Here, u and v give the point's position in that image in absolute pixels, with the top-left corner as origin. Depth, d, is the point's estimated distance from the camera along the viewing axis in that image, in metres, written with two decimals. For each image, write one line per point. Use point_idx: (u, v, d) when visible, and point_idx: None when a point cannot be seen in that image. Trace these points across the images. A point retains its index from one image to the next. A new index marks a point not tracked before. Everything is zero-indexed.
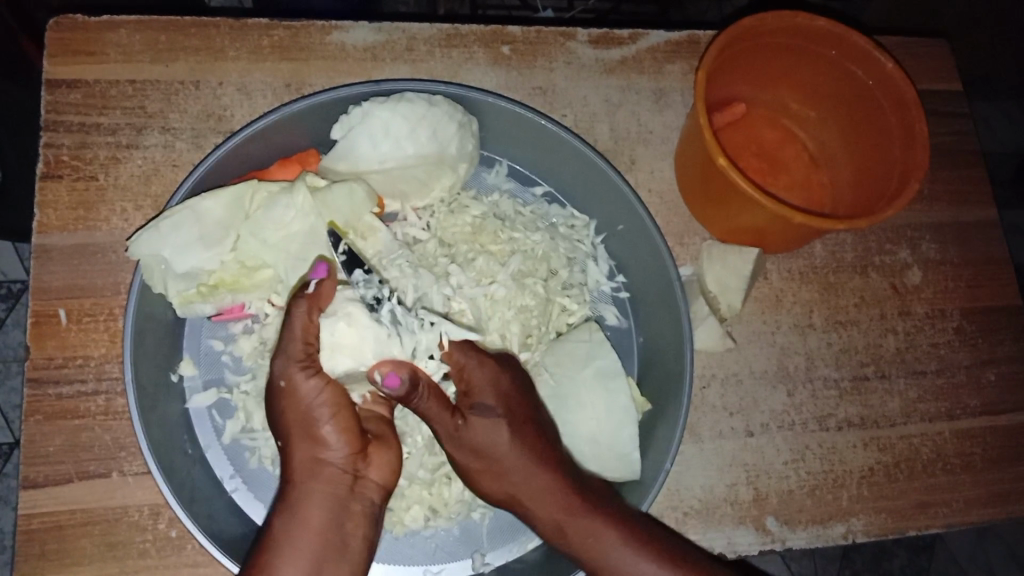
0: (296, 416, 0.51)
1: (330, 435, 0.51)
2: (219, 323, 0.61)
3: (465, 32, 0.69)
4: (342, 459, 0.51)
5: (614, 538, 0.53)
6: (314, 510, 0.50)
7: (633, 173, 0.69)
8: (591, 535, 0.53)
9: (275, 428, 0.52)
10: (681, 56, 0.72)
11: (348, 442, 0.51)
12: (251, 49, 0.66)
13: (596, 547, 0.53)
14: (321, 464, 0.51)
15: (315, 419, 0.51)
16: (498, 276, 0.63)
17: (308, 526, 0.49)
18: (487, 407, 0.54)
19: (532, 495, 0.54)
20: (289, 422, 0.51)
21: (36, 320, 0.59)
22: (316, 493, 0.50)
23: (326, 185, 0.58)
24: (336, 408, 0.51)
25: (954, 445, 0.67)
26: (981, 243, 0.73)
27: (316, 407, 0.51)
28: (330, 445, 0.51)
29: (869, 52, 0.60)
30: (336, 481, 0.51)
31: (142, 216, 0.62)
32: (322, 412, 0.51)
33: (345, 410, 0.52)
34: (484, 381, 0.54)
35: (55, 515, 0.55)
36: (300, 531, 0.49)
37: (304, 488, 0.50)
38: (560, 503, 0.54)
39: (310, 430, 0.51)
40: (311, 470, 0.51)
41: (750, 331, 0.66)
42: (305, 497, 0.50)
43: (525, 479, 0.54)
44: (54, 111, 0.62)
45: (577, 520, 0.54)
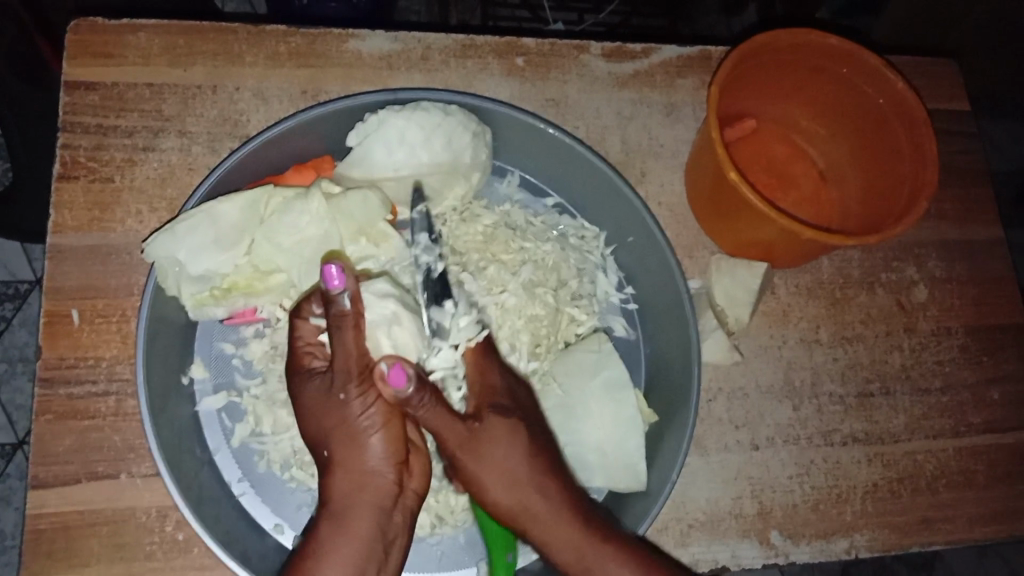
0: (348, 428, 0.52)
1: (376, 445, 0.52)
2: (230, 327, 0.61)
3: (480, 43, 0.70)
4: (387, 469, 0.52)
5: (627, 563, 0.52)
6: (362, 519, 0.51)
7: (643, 186, 0.69)
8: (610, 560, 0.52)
9: (322, 436, 0.53)
10: (693, 71, 0.72)
11: (394, 453, 0.53)
12: (268, 55, 0.67)
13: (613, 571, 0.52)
14: (367, 474, 0.52)
15: (364, 431, 0.52)
16: (508, 286, 0.64)
17: (356, 536, 0.51)
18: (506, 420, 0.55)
19: (546, 513, 0.54)
20: (338, 431, 0.52)
21: (49, 320, 0.59)
22: (363, 503, 0.52)
23: (340, 193, 0.59)
24: (386, 419, 0.52)
25: (958, 462, 0.67)
26: (987, 261, 0.73)
27: (365, 418, 0.52)
28: (378, 455, 0.52)
29: (881, 71, 0.60)
30: (381, 492, 0.52)
31: (157, 219, 0.62)
32: (373, 422, 0.52)
33: (395, 421, 0.53)
34: (499, 387, 0.56)
35: (63, 515, 0.56)
36: (347, 539, 0.50)
37: (352, 497, 0.52)
38: (576, 525, 0.53)
39: (359, 441, 0.52)
40: (358, 479, 0.52)
41: (757, 345, 0.66)
42: (353, 507, 0.51)
43: (541, 493, 0.54)
44: (71, 112, 0.63)
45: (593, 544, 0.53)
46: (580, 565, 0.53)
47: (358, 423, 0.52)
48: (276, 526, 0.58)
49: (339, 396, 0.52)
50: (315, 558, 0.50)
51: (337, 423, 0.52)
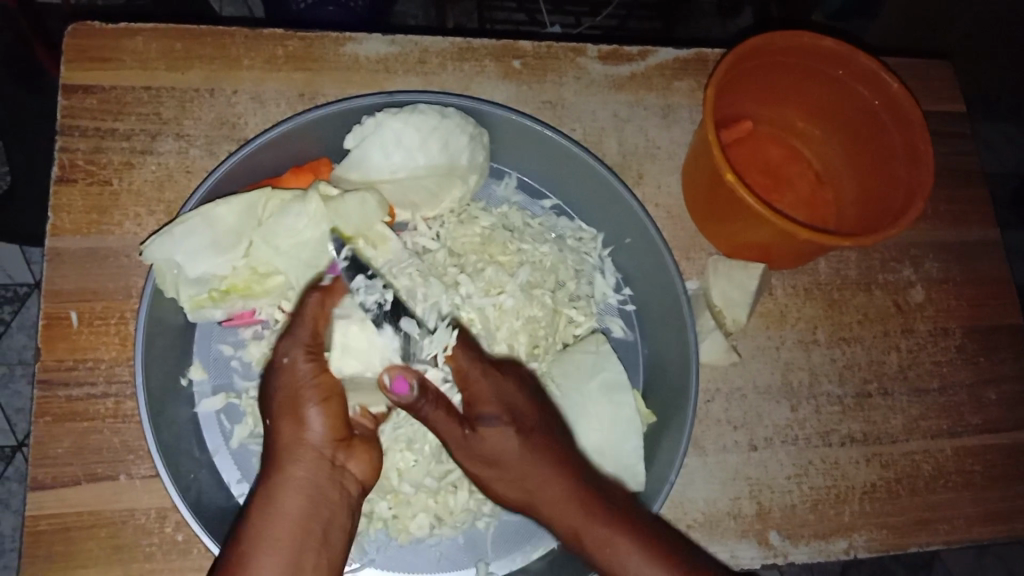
0: (287, 397, 0.49)
1: (314, 418, 0.49)
2: (229, 328, 0.61)
3: (477, 46, 0.70)
4: (322, 445, 0.49)
5: (632, 548, 0.50)
6: (292, 497, 0.47)
7: (641, 188, 0.69)
8: (608, 544, 0.50)
9: (267, 406, 0.51)
10: (690, 74, 0.73)
11: (333, 429, 0.49)
12: (265, 59, 0.67)
13: (615, 552, 0.50)
14: (303, 447, 0.48)
15: (304, 402, 0.49)
16: (506, 287, 0.64)
17: (285, 513, 0.46)
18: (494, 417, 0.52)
19: (546, 499, 0.52)
20: (281, 398, 0.50)
21: (47, 322, 0.59)
22: (295, 479, 0.47)
23: (338, 195, 0.59)
24: (325, 396, 0.50)
25: (956, 462, 0.67)
26: (984, 262, 0.73)
27: (306, 387, 0.50)
28: (315, 429, 0.49)
29: (877, 72, 0.60)
30: (314, 468, 0.48)
31: (155, 222, 0.62)
32: (312, 395, 0.49)
33: (336, 398, 0.51)
34: (484, 389, 0.54)
35: (62, 517, 0.55)
36: (277, 517, 0.46)
37: (284, 473, 0.48)
38: (578, 509, 0.51)
39: (298, 409, 0.49)
40: (291, 452, 0.48)
41: (755, 346, 0.66)
42: (284, 482, 0.47)
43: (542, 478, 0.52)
44: (69, 116, 0.63)
45: (597, 530, 0.51)
46: (592, 551, 0.51)
47: (299, 392, 0.49)
48: None
49: (281, 359, 0.51)
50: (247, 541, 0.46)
51: (278, 389, 0.50)
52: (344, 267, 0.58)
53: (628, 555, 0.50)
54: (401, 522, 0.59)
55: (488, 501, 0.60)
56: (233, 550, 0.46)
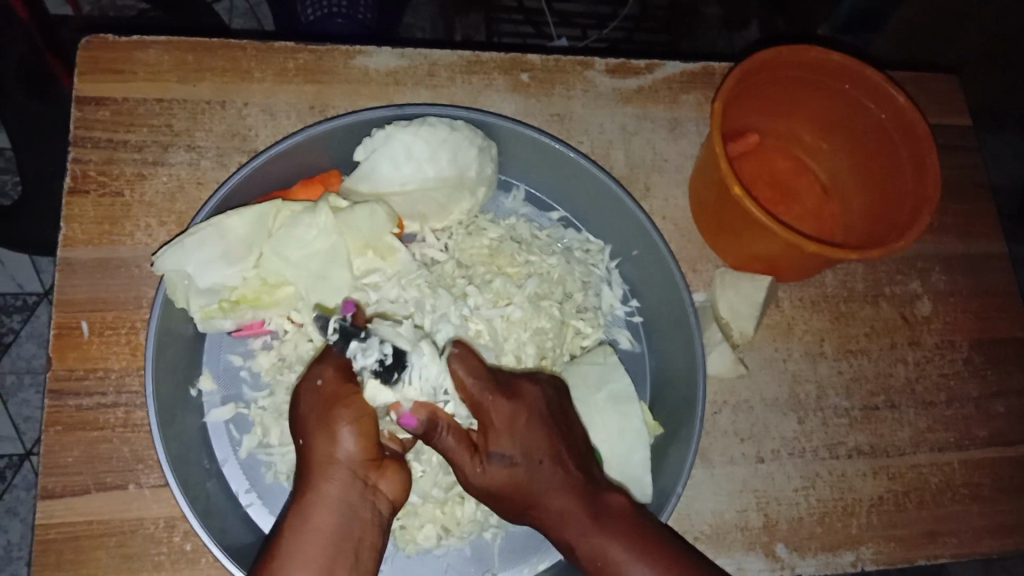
0: (321, 417, 0.50)
1: (346, 437, 0.49)
2: (238, 339, 0.62)
3: (485, 59, 0.71)
4: (354, 463, 0.49)
5: (626, 559, 0.50)
6: (325, 514, 0.47)
7: (648, 200, 0.70)
8: (603, 557, 0.50)
9: (301, 427, 0.51)
10: (696, 87, 0.73)
11: (365, 448, 0.49)
12: (277, 71, 0.68)
13: (612, 560, 0.50)
14: (337, 464, 0.48)
15: (337, 420, 0.49)
16: (514, 298, 0.64)
17: (318, 531, 0.47)
18: (504, 457, 0.50)
19: (547, 513, 0.51)
20: (315, 417, 0.50)
21: (59, 332, 0.60)
22: (328, 497, 0.47)
23: (348, 206, 0.59)
24: (359, 414, 0.50)
25: (963, 475, 0.67)
26: (991, 275, 0.74)
27: (339, 404, 0.50)
28: (347, 448, 0.49)
29: (884, 86, 0.61)
30: (346, 486, 0.48)
31: (166, 233, 0.63)
32: (344, 413, 0.50)
33: (369, 418, 0.50)
34: (503, 415, 0.51)
35: (71, 526, 0.56)
36: (309, 534, 0.47)
37: (316, 489, 0.48)
38: (580, 521, 0.51)
39: (329, 426, 0.49)
40: (325, 470, 0.48)
41: (762, 358, 0.67)
42: (316, 499, 0.48)
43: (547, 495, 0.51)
44: (82, 127, 0.64)
45: (591, 540, 0.50)
46: (591, 559, 0.50)
47: (331, 410, 0.50)
48: None
49: (314, 381, 0.52)
50: (278, 558, 0.46)
51: (315, 410, 0.51)
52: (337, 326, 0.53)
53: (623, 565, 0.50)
54: (409, 533, 0.59)
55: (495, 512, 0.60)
56: (266, 565, 0.47)
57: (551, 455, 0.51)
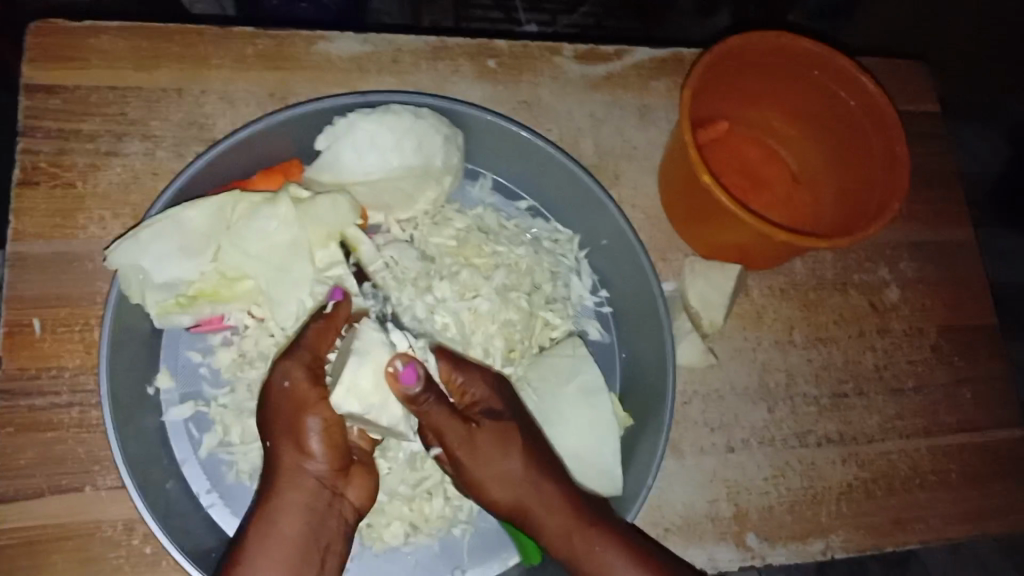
0: (287, 420, 0.50)
1: (317, 446, 0.50)
2: (197, 335, 0.60)
3: (451, 45, 0.69)
4: (322, 473, 0.50)
5: (618, 553, 0.52)
6: (291, 521, 0.49)
7: (617, 189, 0.69)
8: (597, 552, 0.52)
9: (267, 426, 0.51)
10: (666, 73, 0.72)
11: (334, 456, 0.51)
12: (235, 57, 0.65)
13: (596, 560, 0.52)
14: (305, 475, 0.50)
15: (307, 429, 0.50)
16: (482, 290, 0.63)
17: (286, 536, 0.49)
18: (496, 415, 0.53)
19: (543, 505, 0.52)
20: (281, 423, 0.50)
21: (10, 329, 0.57)
22: (295, 504, 0.50)
23: (310, 198, 0.58)
24: (328, 423, 0.50)
25: (931, 461, 0.67)
26: (959, 262, 0.74)
27: (309, 412, 0.50)
28: (317, 458, 0.50)
29: (853, 73, 0.60)
30: (313, 496, 0.50)
31: (121, 225, 0.61)
32: (314, 422, 0.50)
33: (337, 426, 0.51)
34: (485, 393, 0.54)
35: (25, 530, 0.54)
36: (275, 541, 0.49)
37: (282, 497, 0.50)
38: (568, 513, 0.53)
39: (299, 435, 0.50)
40: (292, 478, 0.50)
41: (732, 348, 0.66)
42: (283, 506, 0.50)
43: (535, 493, 0.52)
44: (32, 116, 0.61)
45: (585, 530, 0.52)
46: (582, 555, 0.52)
47: (300, 419, 0.50)
48: None
49: (282, 382, 0.51)
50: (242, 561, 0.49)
51: (282, 413, 0.50)
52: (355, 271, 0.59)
53: (606, 564, 0.52)
54: (375, 531, 0.58)
55: (464, 507, 0.59)
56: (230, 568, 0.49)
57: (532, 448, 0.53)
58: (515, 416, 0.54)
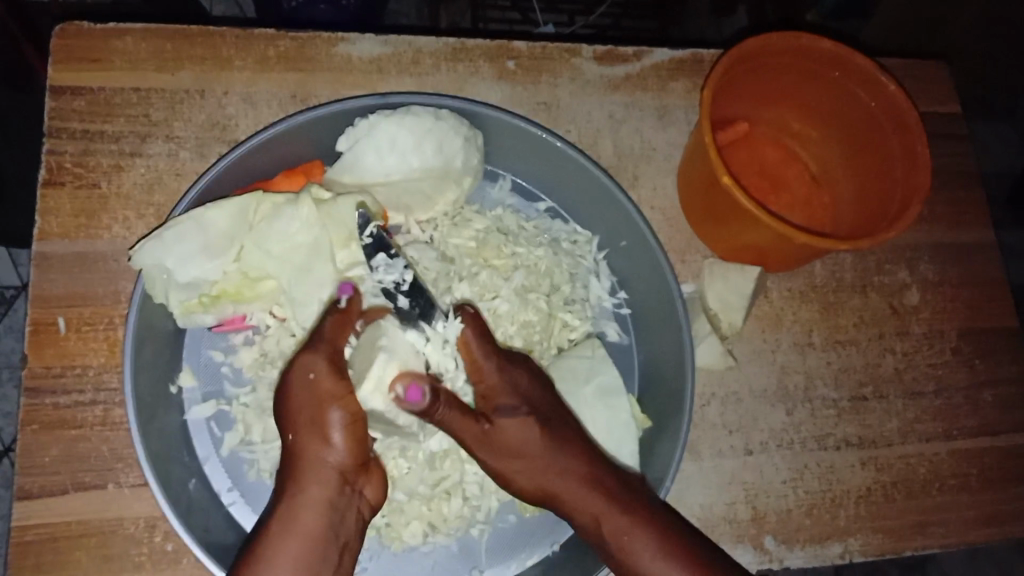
0: (310, 413, 0.51)
1: (339, 438, 0.51)
2: (219, 334, 0.61)
3: (471, 46, 0.69)
4: (343, 466, 0.51)
5: (650, 540, 0.51)
6: (311, 514, 0.50)
7: (635, 190, 0.69)
8: (629, 535, 0.51)
9: (287, 421, 0.52)
10: (685, 75, 0.72)
11: (354, 451, 0.52)
12: (256, 59, 0.66)
13: (626, 547, 0.51)
14: (327, 468, 0.51)
15: (330, 421, 0.51)
16: (501, 292, 0.64)
17: (306, 527, 0.49)
18: (511, 409, 0.53)
19: (570, 490, 0.53)
20: (304, 416, 0.51)
21: (36, 328, 0.58)
22: (316, 498, 0.50)
23: (331, 198, 0.58)
24: (351, 416, 0.52)
25: (951, 465, 0.67)
26: (980, 265, 0.73)
27: (333, 406, 0.51)
28: (339, 451, 0.51)
29: (874, 74, 0.60)
30: (334, 489, 0.51)
31: (144, 225, 0.61)
32: (338, 415, 0.51)
33: (359, 421, 0.52)
34: (502, 385, 0.54)
35: (50, 527, 0.55)
36: (296, 534, 0.49)
37: (303, 489, 0.50)
38: (599, 497, 0.52)
39: (322, 427, 0.51)
40: (314, 471, 0.50)
41: (751, 349, 0.66)
42: (304, 499, 0.50)
43: (558, 476, 0.53)
44: (57, 117, 0.62)
45: (614, 516, 0.52)
46: (616, 540, 0.52)
47: (324, 412, 0.51)
48: None
49: (306, 374, 0.52)
50: (261, 553, 0.49)
51: (305, 406, 0.51)
52: (366, 245, 0.58)
53: (637, 551, 0.51)
54: (394, 530, 0.58)
55: (482, 508, 0.59)
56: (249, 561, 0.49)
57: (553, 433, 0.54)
58: (534, 406, 0.54)
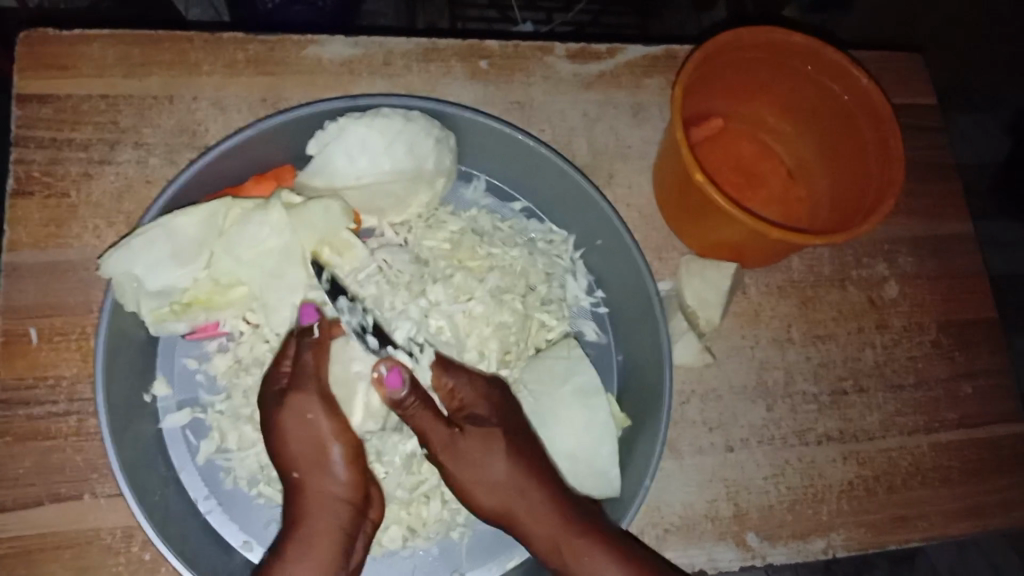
0: (310, 448, 0.54)
1: (339, 470, 0.55)
2: (193, 342, 0.60)
3: (442, 47, 0.69)
4: (347, 494, 0.55)
5: (610, 562, 0.53)
6: (323, 542, 0.53)
7: (611, 188, 0.68)
8: (586, 554, 0.53)
9: (289, 457, 0.55)
10: (659, 71, 0.72)
11: (355, 479, 0.55)
12: (226, 63, 0.65)
13: (585, 566, 0.53)
14: (331, 498, 0.54)
15: (331, 455, 0.55)
16: (475, 293, 0.63)
17: (319, 555, 0.52)
18: (483, 419, 0.57)
19: (529, 510, 0.55)
20: (303, 451, 0.55)
21: (6, 340, 0.58)
22: (325, 526, 0.53)
23: (301, 203, 0.58)
24: (348, 449, 0.56)
25: (933, 457, 0.67)
26: (958, 256, 0.73)
27: (330, 441, 0.55)
28: (340, 481, 0.55)
29: (845, 67, 0.60)
30: (341, 517, 0.54)
31: (115, 233, 0.61)
32: (336, 449, 0.55)
33: (355, 451, 0.56)
34: (473, 398, 0.57)
35: (24, 540, 0.54)
36: (311, 562, 0.52)
37: (311, 520, 0.53)
38: (557, 518, 0.54)
39: (324, 461, 0.55)
40: (319, 502, 0.54)
41: (730, 346, 0.66)
42: (315, 528, 0.53)
43: (522, 493, 0.55)
44: (24, 126, 0.62)
45: (573, 538, 0.54)
46: (573, 561, 0.53)
47: (323, 448, 0.55)
48: (244, 544, 0.57)
49: (303, 412, 0.55)
50: None
51: (302, 441, 0.55)
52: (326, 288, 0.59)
53: (597, 570, 0.53)
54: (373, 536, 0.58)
55: (462, 510, 0.59)
56: None
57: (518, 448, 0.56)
58: (502, 420, 0.57)
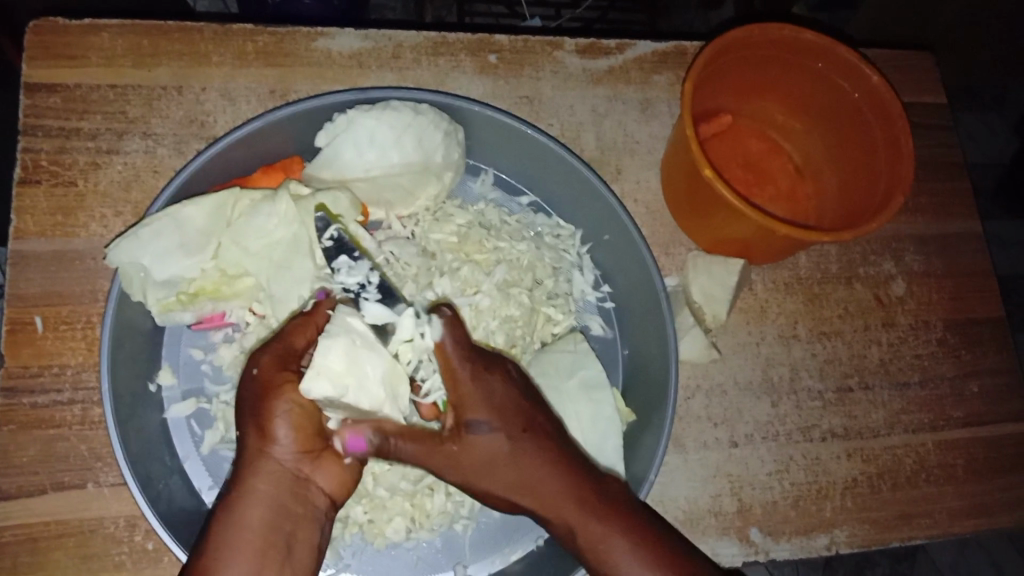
0: (254, 407, 0.49)
1: (282, 431, 0.49)
2: (198, 332, 0.60)
3: (451, 40, 0.69)
4: (288, 458, 0.49)
5: (627, 552, 0.50)
6: (254, 509, 0.48)
7: (619, 183, 0.68)
8: (603, 540, 0.50)
9: (239, 412, 0.51)
10: (668, 67, 0.72)
11: (302, 441, 0.50)
12: (234, 54, 0.65)
13: (602, 555, 0.50)
14: (272, 462, 0.49)
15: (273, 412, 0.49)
16: (482, 287, 0.63)
17: (247, 524, 0.47)
18: (483, 424, 0.50)
19: (541, 500, 0.51)
20: (250, 407, 0.50)
21: (12, 328, 0.58)
22: (261, 491, 0.48)
23: (309, 194, 0.58)
24: (299, 406, 0.50)
25: (937, 455, 0.67)
26: (966, 255, 0.73)
27: (274, 396, 0.49)
28: (280, 441, 0.49)
29: (854, 64, 0.60)
30: (276, 482, 0.49)
31: (122, 223, 0.61)
32: (281, 405, 0.49)
33: (306, 410, 0.50)
34: (474, 395, 0.50)
35: (28, 527, 0.54)
36: (239, 531, 0.47)
37: (247, 483, 0.48)
38: (572, 505, 0.51)
39: (266, 419, 0.49)
40: (256, 463, 0.49)
41: (736, 342, 0.66)
42: (251, 493, 0.48)
43: (530, 489, 0.51)
44: (33, 115, 0.62)
45: (588, 526, 0.51)
46: (593, 552, 0.51)
47: (266, 404, 0.49)
48: None
49: (250, 369, 0.51)
50: (208, 550, 0.47)
51: (249, 398, 0.50)
52: (327, 249, 0.55)
53: (615, 559, 0.50)
54: (377, 526, 0.58)
55: (466, 504, 0.59)
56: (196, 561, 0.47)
57: (530, 431, 0.51)
58: (505, 420, 0.51)
